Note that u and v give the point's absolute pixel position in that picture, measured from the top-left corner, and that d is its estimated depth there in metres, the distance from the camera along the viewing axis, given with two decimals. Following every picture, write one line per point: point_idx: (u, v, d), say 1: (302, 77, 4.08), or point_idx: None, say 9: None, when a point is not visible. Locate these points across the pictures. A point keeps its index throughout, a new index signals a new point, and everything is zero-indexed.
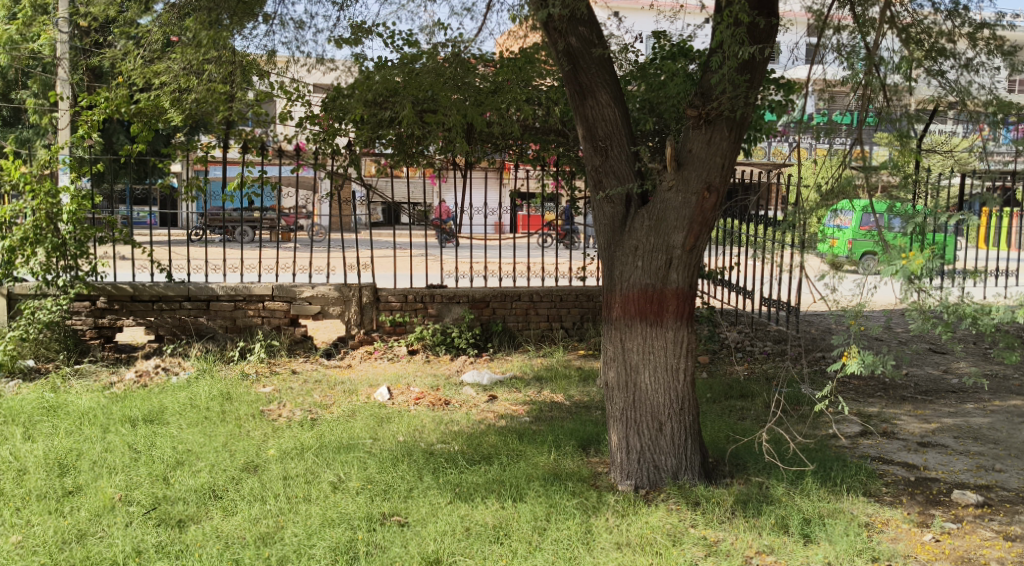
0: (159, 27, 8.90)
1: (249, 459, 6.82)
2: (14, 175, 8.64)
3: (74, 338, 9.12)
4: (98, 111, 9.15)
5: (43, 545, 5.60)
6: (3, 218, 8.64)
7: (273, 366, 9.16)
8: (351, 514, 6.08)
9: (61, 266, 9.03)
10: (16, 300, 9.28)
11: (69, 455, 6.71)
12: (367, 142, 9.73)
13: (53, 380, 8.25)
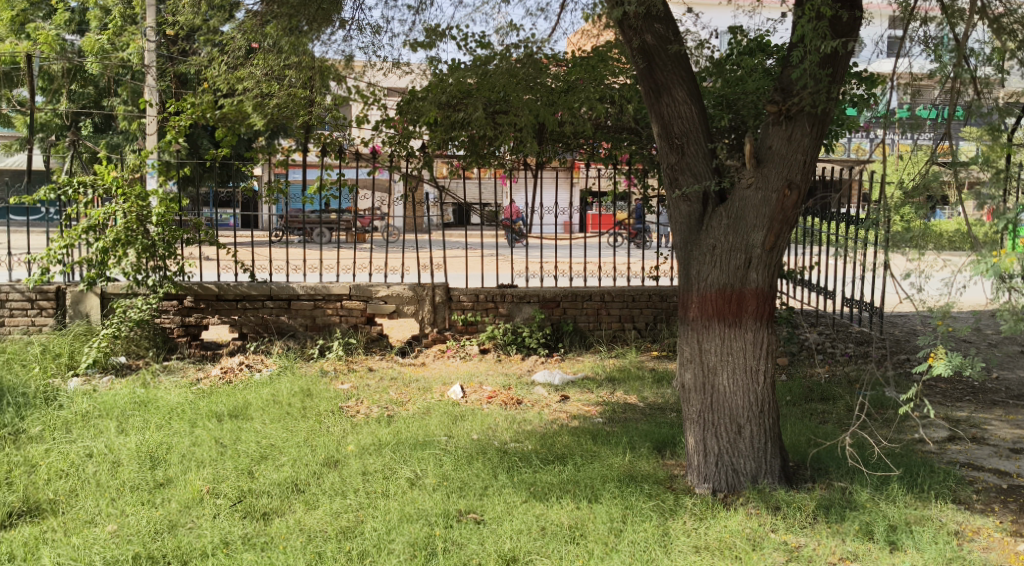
0: (242, 34, 9.09)
1: (329, 454, 6.91)
2: (107, 178, 8.93)
3: (163, 335, 9.36)
4: (184, 117, 9.48)
5: (137, 535, 5.72)
6: (96, 220, 8.90)
7: (350, 363, 9.27)
8: (429, 510, 6.14)
9: (152, 267, 9.24)
10: (109, 299, 9.50)
11: (159, 448, 6.87)
12: (441, 144, 9.75)
13: (142, 376, 8.43)
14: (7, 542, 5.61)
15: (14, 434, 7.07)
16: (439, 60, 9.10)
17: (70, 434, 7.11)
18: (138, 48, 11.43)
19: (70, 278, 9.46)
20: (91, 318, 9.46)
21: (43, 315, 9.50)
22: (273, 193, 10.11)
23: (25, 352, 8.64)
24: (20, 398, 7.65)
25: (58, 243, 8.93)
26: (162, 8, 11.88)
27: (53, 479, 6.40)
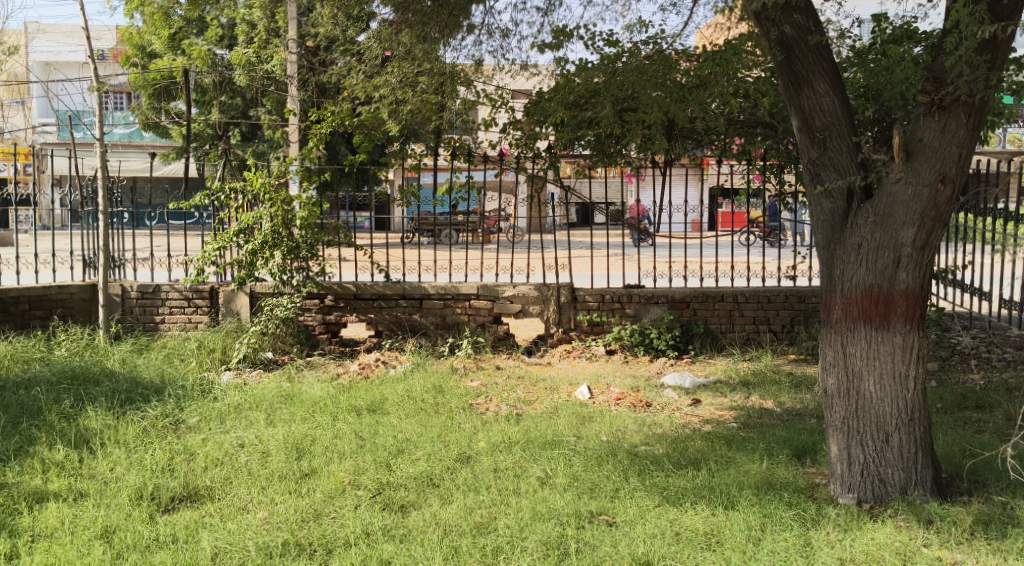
0: (378, 43, 9.25)
1: (461, 450, 6.99)
2: (256, 184, 9.22)
3: (306, 333, 9.61)
4: (326, 125, 9.74)
5: (285, 523, 5.85)
6: (245, 224, 9.19)
7: (479, 362, 9.27)
8: (560, 510, 6.11)
9: (296, 267, 9.46)
10: (257, 298, 9.79)
11: (305, 440, 7.05)
12: (567, 144, 9.63)
13: (288, 370, 8.71)
14: (170, 525, 5.78)
15: (173, 423, 7.33)
16: (566, 60, 9.02)
17: (224, 424, 7.33)
18: (281, 60, 11.80)
19: (222, 277, 9.77)
20: (241, 316, 9.73)
21: (198, 313, 9.82)
22: (406, 196, 10.23)
23: (183, 347, 9.05)
24: (179, 389, 7.95)
25: (211, 245, 9.25)
26: (302, 20, 12.25)
27: (209, 466, 6.59)
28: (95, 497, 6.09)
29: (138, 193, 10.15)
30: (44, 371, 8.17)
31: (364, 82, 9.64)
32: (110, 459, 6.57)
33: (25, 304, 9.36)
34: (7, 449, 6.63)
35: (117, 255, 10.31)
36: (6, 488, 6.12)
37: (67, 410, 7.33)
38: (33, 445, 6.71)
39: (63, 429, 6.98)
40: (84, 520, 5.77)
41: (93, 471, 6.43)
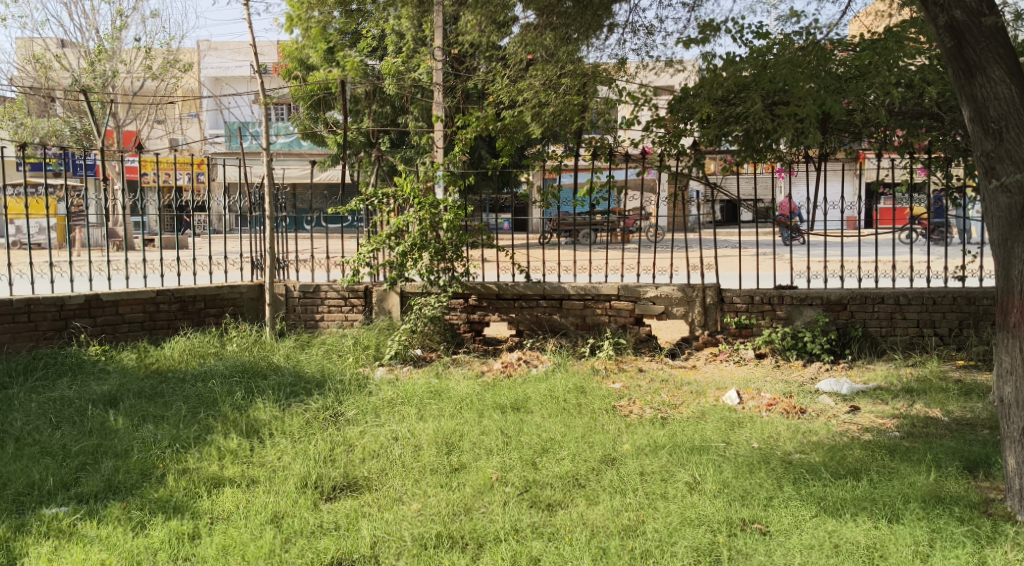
0: (522, 47, 9.30)
1: (607, 452, 6.89)
2: (405, 189, 9.42)
3: (451, 331, 9.68)
4: (470, 130, 9.82)
5: (438, 515, 5.96)
6: (396, 227, 9.37)
7: (620, 363, 9.07)
8: (711, 516, 5.95)
9: (442, 268, 9.56)
10: (407, 298, 9.94)
11: (454, 435, 7.13)
12: (713, 141, 9.16)
13: (436, 366, 8.84)
14: (333, 513, 5.93)
15: (333, 416, 7.52)
16: (713, 54, 8.71)
17: (380, 418, 7.47)
18: (427, 67, 11.97)
19: (376, 277, 9.97)
20: (393, 315, 9.90)
21: (354, 310, 10.03)
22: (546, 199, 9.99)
23: (341, 343, 9.30)
24: (336, 383, 8.15)
25: (366, 247, 9.45)
26: (448, 27, 12.40)
27: (366, 458, 6.71)
28: (265, 483, 6.29)
29: (299, 199, 10.50)
30: (217, 365, 8.53)
31: (509, 86, 9.71)
32: (277, 449, 6.77)
33: (200, 302, 9.74)
34: (187, 436, 6.92)
35: (280, 257, 10.65)
36: (187, 473, 6.39)
37: (239, 401, 7.61)
38: (210, 434, 6.99)
39: (235, 419, 7.25)
40: (257, 505, 5.96)
41: (263, 459, 6.63)
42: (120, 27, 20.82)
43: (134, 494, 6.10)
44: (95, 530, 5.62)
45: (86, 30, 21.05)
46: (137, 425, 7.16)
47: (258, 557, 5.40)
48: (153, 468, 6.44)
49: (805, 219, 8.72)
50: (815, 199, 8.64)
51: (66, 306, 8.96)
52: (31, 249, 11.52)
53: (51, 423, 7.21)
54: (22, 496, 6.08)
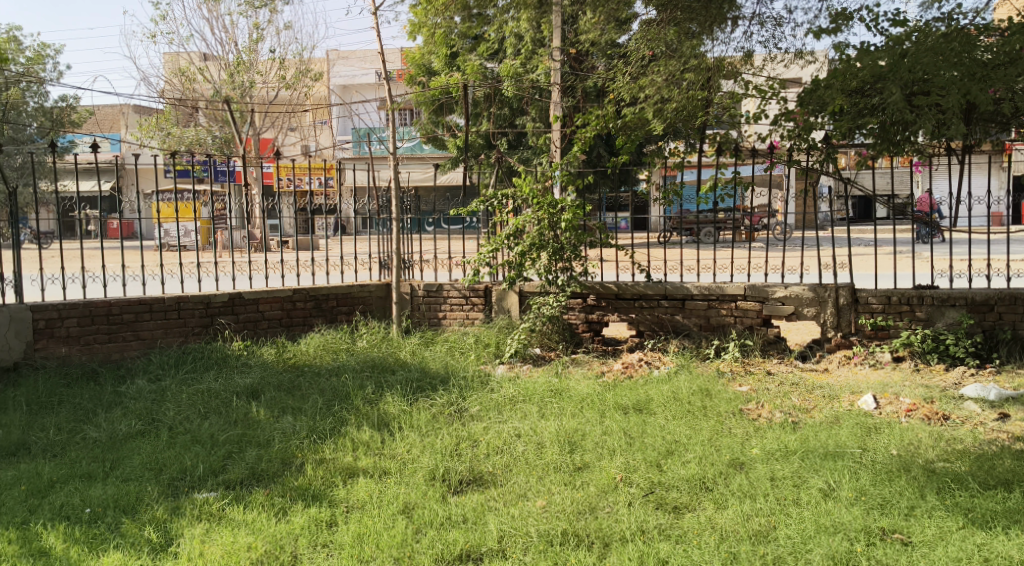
0: (644, 42, 9.20)
1: (734, 455, 6.65)
2: (525, 190, 9.31)
3: (570, 330, 9.53)
4: (590, 128, 9.57)
5: (563, 513, 5.92)
6: (515, 227, 9.30)
7: (748, 366, 8.75)
8: (848, 524, 5.69)
9: (560, 267, 9.39)
10: (526, 297, 9.87)
11: (576, 434, 7.03)
12: (846, 134, 8.77)
13: (555, 365, 8.72)
14: (461, 506, 6.00)
15: (457, 412, 7.55)
16: (846, 44, 8.32)
17: (502, 414, 7.46)
18: (546, 68, 11.89)
19: (496, 276, 9.95)
20: (512, 314, 9.84)
21: (474, 310, 10.03)
22: (668, 196, 9.67)
23: (463, 341, 9.32)
24: (460, 380, 8.16)
25: (485, 248, 9.43)
26: (568, 27, 12.28)
27: (491, 453, 6.75)
28: (396, 475, 6.37)
29: (422, 201, 10.59)
30: (349, 361, 8.66)
31: (630, 83, 9.38)
32: (407, 441, 6.84)
33: (333, 300, 9.90)
34: (323, 428, 7.05)
35: (405, 257, 10.74)
36: (324, 463, 6.51)
37: (370, 395, 7.72)
38: (344, 426, 7.10)
39: (366, 412, 7.36)
40: (389, 495, 6.07)
41: (394, 451, 6.70)
42: (256, 40, 21.50)
43: (276, 481, 6.27)
44: (241, 514, 5.81)
45: (226, 43, 21.83)
46: (277, 417, 7.34)
47: (391, 545, 5.52)
48: (293, 457, 6.60)
49: (947, 217, 8.04)
50: (958, 193, 8.02)
51: (212, 304, 9.26)
52: (178, 250, 11.98)
53: (200, 413, 7.46)
54: (175, 480, 6.32)
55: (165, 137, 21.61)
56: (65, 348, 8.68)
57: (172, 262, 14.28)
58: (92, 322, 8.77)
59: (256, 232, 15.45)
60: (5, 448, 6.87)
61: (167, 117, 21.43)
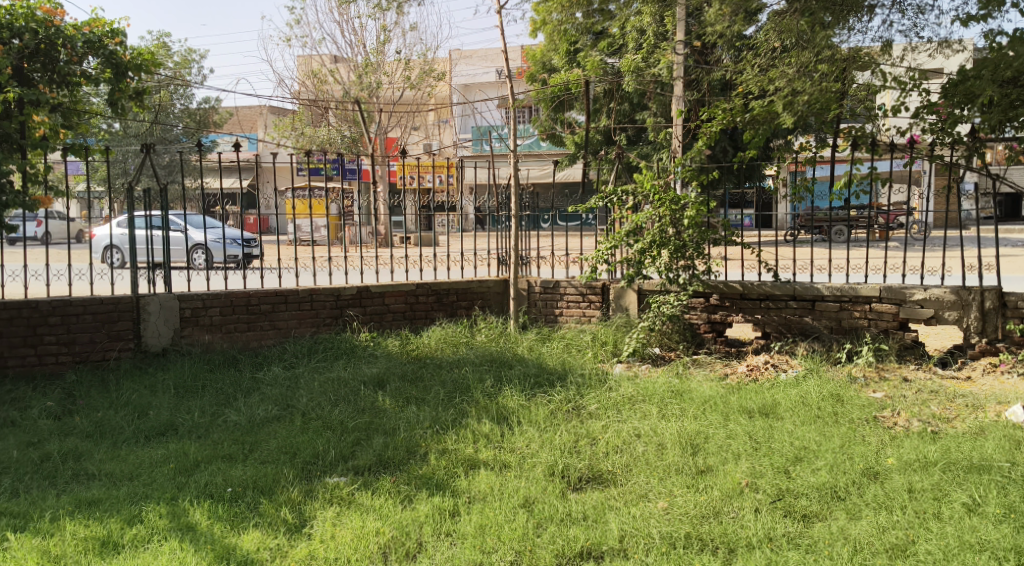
0: (776, 35, 8.90)
1: (868, 464, 6.25)
2: (646, 186, 8.99)
3: (692, 331, 9.20)
4: (716, 122, 9.12)
5: (686, 516, 5.72)
6: (635, 224, 8.97)
7: (882, 371, 8.28)
8: (995, 542, 5.31)
9: (682, 265, 9.09)
10: (645, 295, 9.62)
11: (699, 437, 6.77)
12: (995, 127, 8.10)
13: (675, 366, 8.44)
14: (581, 503, 5.89)
15: (575, 409, 7.41)
16: (997, 32, 7.82)
17: (621, 414, 7.26)
18: (668, 62, 11.62)
19: (614, 274, 9.74)
20: (630, 313, 9.61)
21: (591, 307, 9.85)
22: (798, 193, 9.23)
23: (580, 339, 9.14)
24: (578, 377, 7.99)
25: (603, 245, 9.17)
26: (693, 20, 11.97)
27: (611, 452, 6.57)
28: (516, 468, 6.32)
29: (541, 198, 10.46)
30: (469, 354, 8.63)
31: (759, 76, 9.03)
32: (526, 436, 6.77)
33: (453, 295, 9.89)
34: (445, 419, 7.07)
35: (523, 252, 10.69)
36: (446, 453, 6.53)
37: (489, 389, 7.68)
38: (465, 418, 7.10)
39: (486, 405, 7.32)
40: (510, 489, 6.02)
41: (513, 446, 6.64)
42: (383, 41, 21.88)
43: (402, 469, 6.33)
44: (370, 500, 5.86)
45: (355, 46, 22.30)
46: (402, 407, 7.40)
47: (513, 539, 5.47)
48: (418, 446, 6.63)
49: None
50: None
51: (342, 296, 9.38)
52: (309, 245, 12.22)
53: (330, 400, 7.54)
54: (308, 464, 6.41)
55: (299, 137, 22.22)
56: (208, 336, 8.93)
57: (303, 254, 14.58)
58: (233, 312, 8.99)
59: (380, 228, 15.67)
60: (152, 428, 7.09)
61: (298, 117, 22.05)
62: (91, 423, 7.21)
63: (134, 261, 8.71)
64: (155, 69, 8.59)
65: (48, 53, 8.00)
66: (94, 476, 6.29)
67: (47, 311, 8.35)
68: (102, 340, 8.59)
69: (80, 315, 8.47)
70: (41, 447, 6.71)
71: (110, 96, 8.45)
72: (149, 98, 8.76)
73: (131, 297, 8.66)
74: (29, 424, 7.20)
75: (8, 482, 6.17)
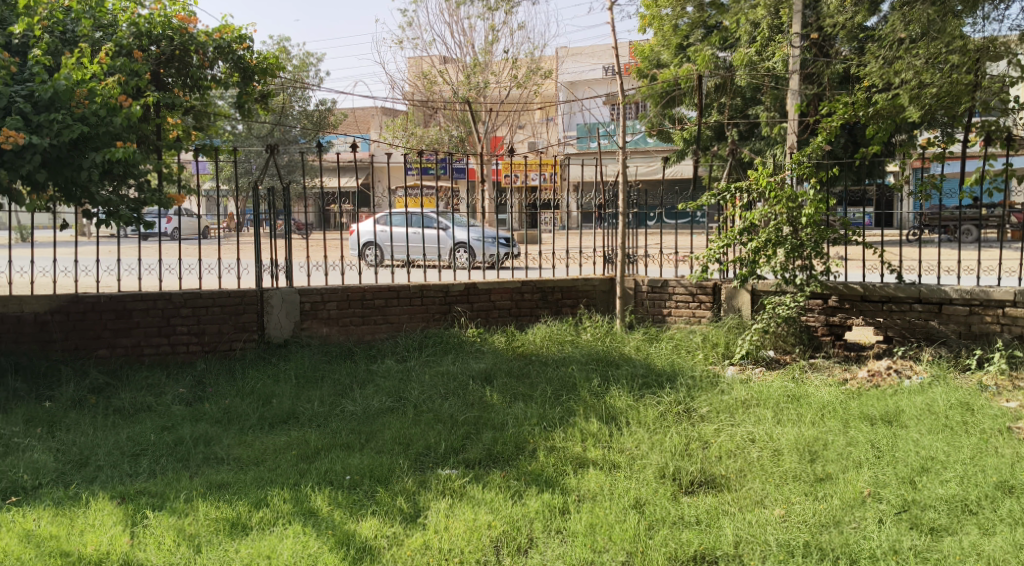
0: (903, 25, 8.53)
1: (1002, 478, 5.86)
2: (761, 182, 8.68)
3: (809, 333, 8.87)
4: (836, 116, 8.75)
5: (805, 524, 5.48)
6: (750, 222, 8.69)
7: (1017, 380, 7.79)
8: None
9: (799, 265, 8.76)
10: (759, 295, 9.32)
11: (817, 443, 6.48)
12: None
13: (791, 370, 8.14)
14: (694, 507, 5.70)
15: (686, 411, 7.21)
16: None
17: (734, 418, 7.02)
18: (784, 56, 11.31)
19: (726, 274, 9.47)
20: (744, 314, 9.33)
21: (702, 307, 9.61)
22: (924, 192, 8.73)
23: (690, 340, 8.91)
24: (689, 379, 7.78)
25: (716, 243, 8.89)
26: (811, 12, 11.61)
27: (724, 457, 6.36)
28: (626, 469, 6.18)
29: (649, 194, 10.25)
30: (575, 352, 8.51)
31: (883, 68, 8.70)
32: (635, 437, 6.62)
33: (558, 293, 9.78)
34: (553, 416, 6.98)
35: (631, 250, 10.51)
36: (555, 450, 6.43)
37: (597, 388, 7.56)
38: (573, 416, 6.99)
39: (594, 404, 7.19)
40: (620, 489, 5.88)
41: (623, 446, 6.50)
42: (491, 41, 21.98)
43: (511, 464, 6.28)
44: (481, 493, 5.82)
45: (464, 46, 22.46)
46: (509, 402, 7.35)
47: (624, 539, 5.34)
48: (526, 442, 6.56)
49: None
50: None
51: (451, 292, 9.39)
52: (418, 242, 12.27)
53: (441, 394, 7.55)
54: (420, 456, 6.43)
55: (409, 136, 22.53)
56: (326, 329, 9.07)
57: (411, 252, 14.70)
58: (349, 306, 9.11)
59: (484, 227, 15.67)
60: (275, 416, 7.22)
61: (408, 118, 22.34)
62: (219, 409, 7.37)
63: (257, 256, 8.92)
64: (279, 73, 8.71)
65: (181, 59, 8.21)
66: (222, 460, 6.43)
67: (179, 302, 8.60)
68: (229, 331, 8.80)
69: (209, 307, 8.70)
70: (175, 431, 6.90)
71: (237, 99, 8.79)
72: (273, 101, 8.93)
73: (255, 291, 8.85)
74: (162, 409, 7.41)
75: (145, 463, 6.35)
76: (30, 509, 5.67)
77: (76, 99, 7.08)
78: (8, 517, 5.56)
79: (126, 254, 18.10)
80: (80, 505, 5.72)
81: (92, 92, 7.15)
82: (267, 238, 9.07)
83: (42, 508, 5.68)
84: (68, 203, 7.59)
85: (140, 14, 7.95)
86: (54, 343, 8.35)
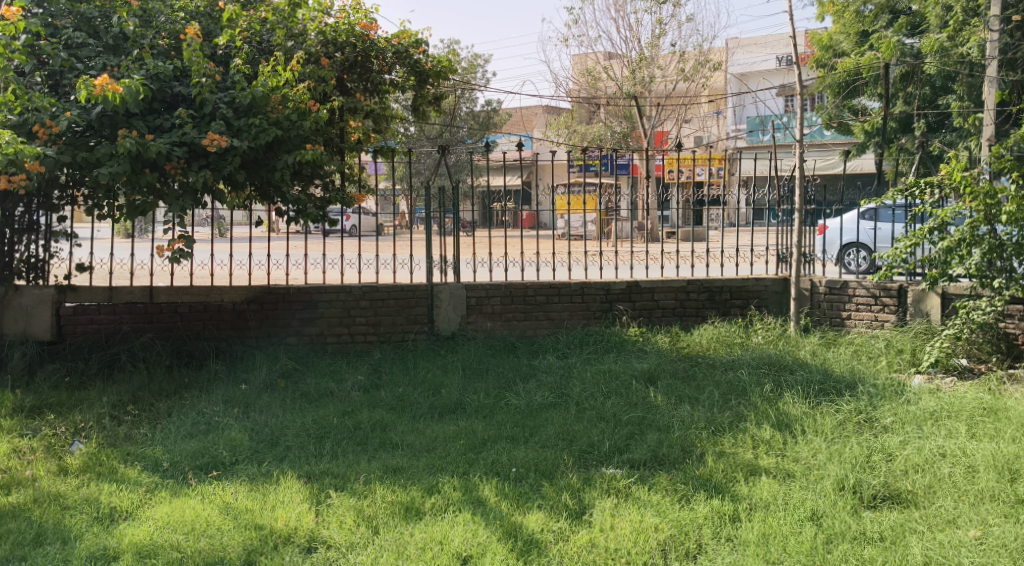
0: None
1: None
2: (956, 177, 8.01)
3: (1009, 341, 8.14)
4: None
5: (1005, 550, 5.03)
6: (943, 219, 8.08)
7: None
8: None
9: (998, 270, 8.03)
10: (950, 299, 8.68)
11: (1019, 461, 5.93)
12: None
13: (987, 381, 7.52)
14: (877, 523, 5.34)
15: (867, 421, 6.79)
16: None
17: (922, 430, 6.53)
18: (981, 41, 10.60)
19: (913, 275, 8.90)
20: (933, 318, 8.72)
21: (885, 311, 9.05)
22: None
23: (872, 345, 8.42)
24: (870, 387, 7.32)
25: (903, 242, 8.28)
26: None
27: (910, 471, 5.93)
28: (802, 479, 5.86)
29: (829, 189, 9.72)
30: (745, 355, 8.18)
31: None
32: (812, 446, 6.27)
33: (727, 293, 9.45)
34: (722, 420, 6.72)
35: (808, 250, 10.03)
36: (725, 456, 6.18)
37: (769, 393, 7.23)
38: (744, 422, 6.71)
39: (766, 410, 6.87)
40: (796, 500, 5.57)
41: (798, 455, 6.18)
42: (659, 34, 21.62)
43: (679, 468, 6.06)
44: (648, 495, 5.65)
45: (631, 40, 22.20)
46: (675, 404, 7.13)
47: (801, 552, 5.05)
48: (694, 446, 6.33)
49: None
50: None
51: (612, 291, 9.23)
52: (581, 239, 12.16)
53: (604, 392, 7.42)
54: (586, 453, 6.32)
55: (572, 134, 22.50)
56: (490, 323, 9.12)
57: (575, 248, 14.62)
58: (512, 302, 9.12)
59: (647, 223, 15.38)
60: (445, 405, 7.29)
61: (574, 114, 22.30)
62: (394, 397, 7.50)
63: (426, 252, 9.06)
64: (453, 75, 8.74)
65: (364, 65, 8.45)
66: (398, 446, 6.53)
67: (358, 295, 8.84)
68: (402, 323, 8.98)
69: (384, 300, 8.90)
70: (354, 416, 7.06)
71: (413, 101, 8.87)
72: (447, 103, 8.94)
73: (426, 285, 8.98)
74: (342, 394, 7.61)
75: (329, 445, 6.53)
76: (228, 483, 5.93)
77: (272, 105, 7.37)
78: (209, 490, 5.83)
79: (310, 249, 18.94)
80: (271, 482, 5.93)
81: (285, 98, 7.43)
82: (437, 235, 9.22)
83: (239, 483, 5.94)
84: (263, 201, 7.95)
85: (326, 23, 8.16)
86: (249, 330, 8.74)
